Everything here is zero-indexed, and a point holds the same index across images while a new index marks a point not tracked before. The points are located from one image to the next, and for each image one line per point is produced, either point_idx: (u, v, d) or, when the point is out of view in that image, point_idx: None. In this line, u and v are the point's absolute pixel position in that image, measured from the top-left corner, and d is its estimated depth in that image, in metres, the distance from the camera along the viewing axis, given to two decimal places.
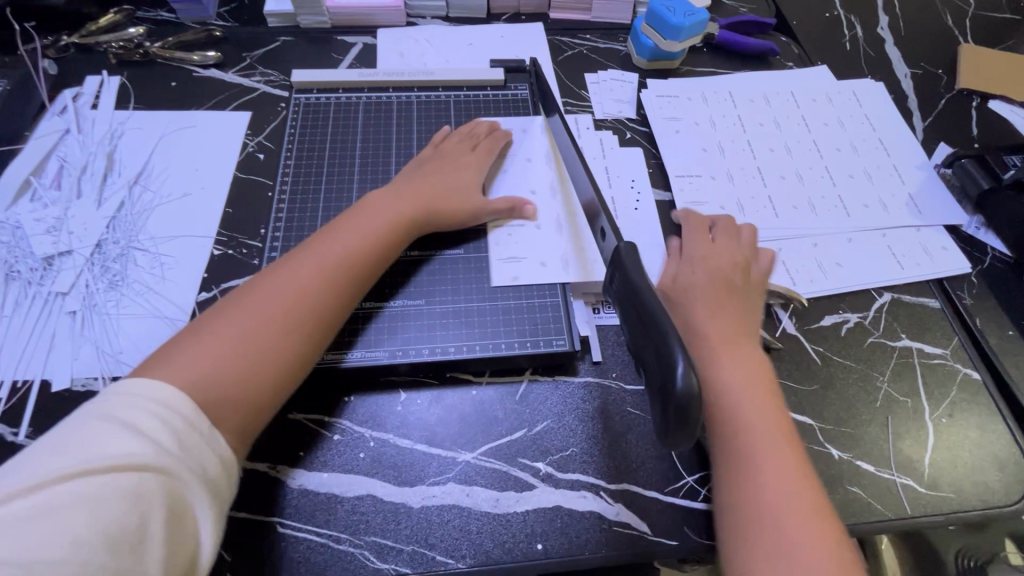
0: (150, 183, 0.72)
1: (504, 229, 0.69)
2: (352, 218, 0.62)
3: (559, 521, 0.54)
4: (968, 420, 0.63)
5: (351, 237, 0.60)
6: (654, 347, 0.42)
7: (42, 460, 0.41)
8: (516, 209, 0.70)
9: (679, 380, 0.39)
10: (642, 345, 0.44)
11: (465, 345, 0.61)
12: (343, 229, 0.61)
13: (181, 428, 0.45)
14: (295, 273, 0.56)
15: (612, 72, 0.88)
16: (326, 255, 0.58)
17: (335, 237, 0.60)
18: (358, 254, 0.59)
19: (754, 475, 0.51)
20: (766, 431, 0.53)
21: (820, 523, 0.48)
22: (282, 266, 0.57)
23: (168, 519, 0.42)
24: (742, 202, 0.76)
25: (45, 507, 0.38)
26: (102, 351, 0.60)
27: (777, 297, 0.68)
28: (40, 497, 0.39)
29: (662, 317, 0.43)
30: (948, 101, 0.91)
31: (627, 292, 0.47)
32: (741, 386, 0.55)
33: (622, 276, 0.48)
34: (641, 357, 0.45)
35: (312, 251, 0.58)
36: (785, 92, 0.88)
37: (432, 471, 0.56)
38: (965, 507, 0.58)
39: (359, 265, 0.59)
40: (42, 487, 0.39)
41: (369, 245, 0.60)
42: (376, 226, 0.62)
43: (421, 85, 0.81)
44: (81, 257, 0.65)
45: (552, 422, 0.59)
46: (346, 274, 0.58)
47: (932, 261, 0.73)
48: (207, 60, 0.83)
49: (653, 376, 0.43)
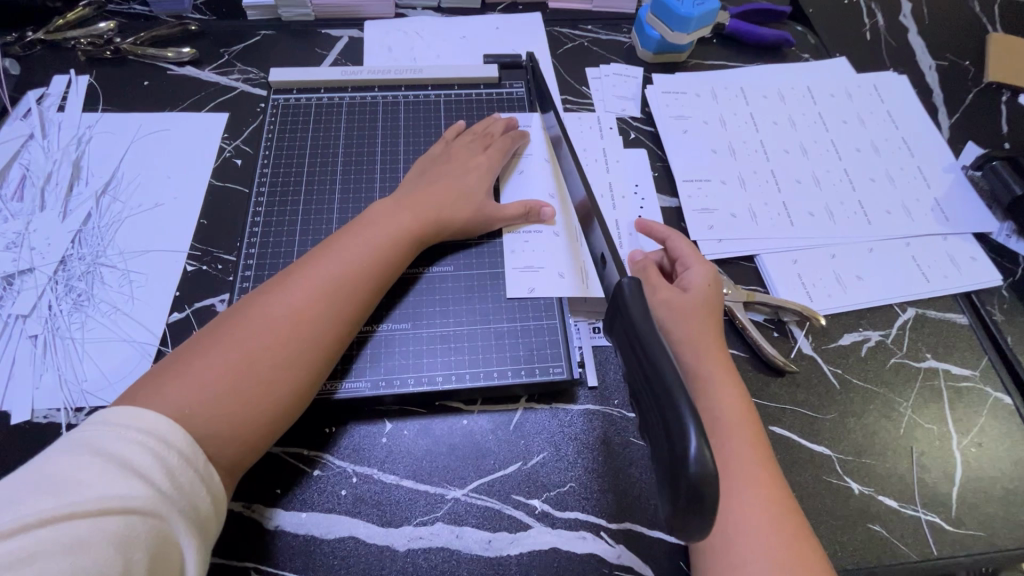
0: (119, 193, 0.67)
1: (520, 236, 0.65)
2: (356, 229, 0.57)
3: (557, 564, 0.50)
4: (998, 449, 0.59)
5: (357, 250, 0.55)
6: (660, 411, 0.35)
7: (15, 499, 0.35)
8: (531, 213, 0.65)
9: (690, 460, 0.32)
10: (648, 405, 0.38)
11: (454, 373, 0.57)
12: (347, 240, 0.56)
13: (175, 464, 0.40)
14: (295, 291, 0.51)
15: (615, 67, 0.82)
16: (330, 270, 0.53)
17: (339, 250, 0.55)
18: (364, 270, 0.54)
19: (729, 522, 0.47)
20: (747, 472, 0.49)
21: (796, 546, 0.46)
22: (281, 282, 0.52)
23: (156, 571, 0.36)
24: (754, 210, 0.70)
25: (20, 558, 0.32)
26: (64, 379, 0.56)
27: (792, 314, 0.63)
28: (13, 544, 0.33)
29: (669, 373, 0.36)
30: (976, 95, 0.85)
31: (630, 338, 0.40)
32: (727, 423, 0.51)
33: (623, 318, 0.42)
34: (647, 415, 0.38)
35: (315, 267, 0.53)
36: (801, 87, 0.82)
37: (419, 510, 0.52)
38: (995, 546, 0.54)
39: (364, 281, 0.54)
40: (16, 532, 0.33)
41: (375, 260, 0.55)
42: (383, 238, 0.57)
43: (409, 83, 0.76)
44: (43, 275, 0.61)
45: (548, 454, 0.55)
46: (351, 294, 0.53)
47: (960, 272, 0.68)
48: (182, 57, 0.78)
49: (658, 444, 0.36)
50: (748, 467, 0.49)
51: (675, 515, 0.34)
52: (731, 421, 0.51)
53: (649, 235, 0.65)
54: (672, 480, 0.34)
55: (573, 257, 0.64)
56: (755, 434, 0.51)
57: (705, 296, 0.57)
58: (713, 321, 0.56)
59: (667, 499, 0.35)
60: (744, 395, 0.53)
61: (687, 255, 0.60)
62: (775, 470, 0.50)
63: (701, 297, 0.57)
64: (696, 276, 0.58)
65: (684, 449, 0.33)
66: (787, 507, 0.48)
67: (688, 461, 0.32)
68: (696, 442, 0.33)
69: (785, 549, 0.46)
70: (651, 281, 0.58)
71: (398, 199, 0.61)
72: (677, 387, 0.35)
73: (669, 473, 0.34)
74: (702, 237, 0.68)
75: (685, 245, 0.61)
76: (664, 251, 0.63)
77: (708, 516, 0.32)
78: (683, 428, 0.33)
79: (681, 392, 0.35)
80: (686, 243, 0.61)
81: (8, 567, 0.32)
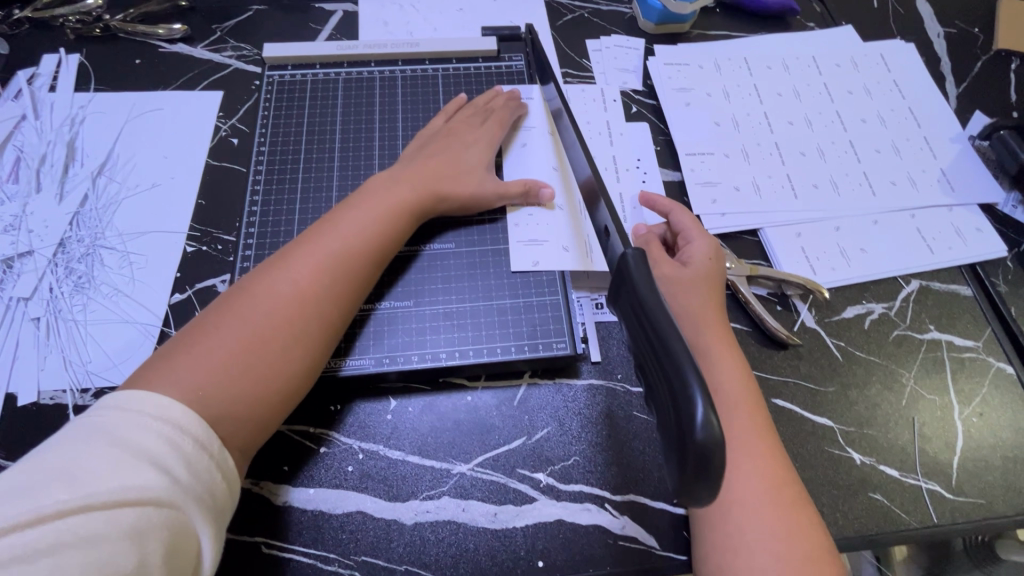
0: (115, 174, 0.66)
1: (523, 213, 0.64)
2: (354, 204, 0.56)
3: (562, 536, 0.51)
4: (1000, 418, 0.59)
5: (353, 226, 0.54)
6: (668, 381, 0.35)
7: (30, 488, 0.34)
8: (531, 192, 0.63)
9: (697, 425, 0.32)
10: (655, 375, 0.37)
11: (457, 350, 0.57)
12: (345, 215, 0.55)
13: (191, 450, 0.40)
14: (297, 268, 0.51)
15: (616, 38, 0.80)
16: (326, 248, 0.52)
17: (338, 226, 0.54)
18: (361, 246, 0.53)
19: (729, 495, 0.47)
20: (748, 446, 0.49)
21: (797, 516, 0.47)
22: (277, 262, 0.51)
23: (174, 559, 0.37)
24: (758, 182, 0.70)
25: (37, 550, 0.33)
26: (69, 361, 0.56)
27: (797, 288, 0.63)
28: (30, 534, 0.33)
29: (676, 345, 0.36)
30: (985, 64, 0.83)
31: (636, 310, 0.40)
32: (730, 396, 0.51)
33: (630, 291, 0.41)
34: (655, 390, 0.38)
35: (310, 245, 0.52)
36: (806, 57, 0.80)
37: (424, 485, 0.52)
38: (995, 513, 0.55)
39: (365, 255, 0.53)
40: (35, 523, 0.33)
41: (372, 236, 0.54)
42: (382, 212, 0.56)
43: (406, 57, 0.74)
44: (43, 258, 0.61)
45: (552, 429, 0.55)
46: (349, 271, 0.52)
47: (965, 243, 0.68)
48: (173, 34, 0.76)
49: (666, 417, 0.36)
50: (748, 441, 0.49)
51: (681, 484, 0.34)
52: (732, 395, 0.51)
53: (651, 208, 0.64)
54: (679, 447, 0.34)
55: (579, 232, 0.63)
56: (757, 409, 0.52)
57: (707, 271, 0.57)
58: (716, 297, 0.56)
59: (674, 469, 0.35)
60: (746, 370, 0.53)
61: (689, 228, 0.60)
62: (777, 442, 0.51)
63: (701, 273, 0.56)
64: (697, 250, 0.58)
65: (691, 415, 0.33)
66: (787, 481, 0.49)
67: (695, 427, 0.32)
68: (703, 408, 0.33)
69: (784, 522, 0.46)
70: (652, 256, 0.58)
71: (394, 172, 0.60)
72: (683, 357, 0.35)
73: (676, 442, 0.34)
74: (705, 211, 0.67)
75: (687, 219, 0.60)
76: (667, 225, 0.63)
77: (715, 485, 0.33)
78: (689, 395, 0.33)
79: (688, 362, 0.35)
80: (687, 216, 0.61)
81: (27, 557, 0.32)
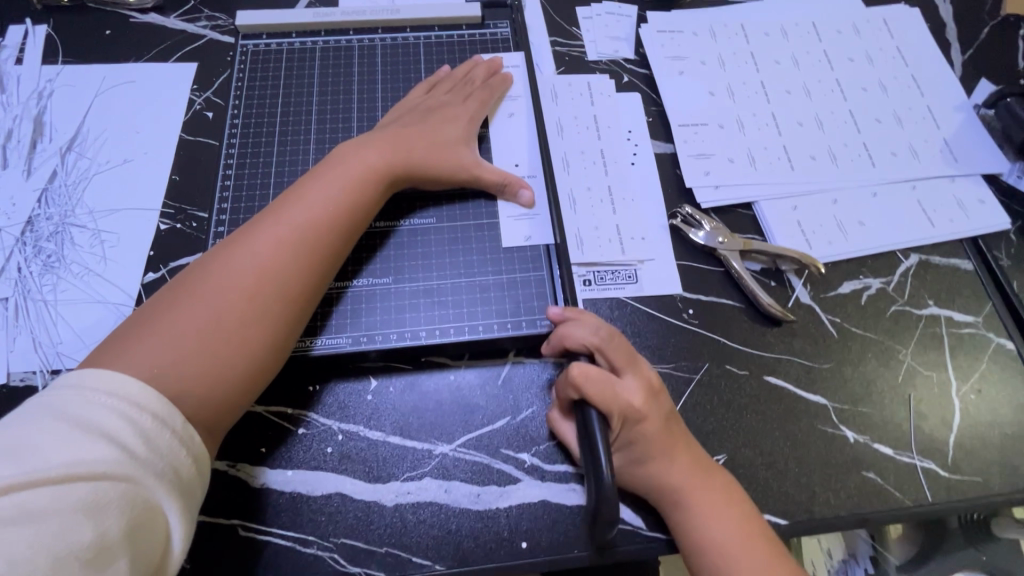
0: (85, 149, 0.64)
1: (506, 206, 0.61)
2: (317, 175, 0.54)
3: (546, 516, 0.50)
4: (998, 395, 0.57)
5: (317, 199, 0.52)
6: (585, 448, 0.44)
7: None
8: (511, 187, 0.60)
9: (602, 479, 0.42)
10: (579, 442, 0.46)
11: (438, 328, 0.55)
12: (308, 188, 0.53)
13: (150, 425, 0.39)
14: (256, 244, 0.49)
15: (607, 4, 0.76)
16: (289, 223, 0.50)
17: (298, 199, 0.52)
18: (327, 220, 0.51)
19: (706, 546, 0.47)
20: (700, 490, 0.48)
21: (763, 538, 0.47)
22: (237, 240, 0.49)
23: (137, 534, 0.36)
24: (753, 154, 0.67)
25: None
26: (40, 342, 0.54)
27: (790, 263, 0.61)
28: None
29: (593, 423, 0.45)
30: (993, 29, 0.80)
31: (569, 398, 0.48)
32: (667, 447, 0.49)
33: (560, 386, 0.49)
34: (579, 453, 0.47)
35: (273, 221, 0.50)
36: (806, 23, 0.77)
37: (405, 467, 0.51)
38: (990, 491, 0.54)
39: (331, 226, 0.52)
40: None
41: (339, 210, 0.52)
42: (347, 182, 0.54)
43: (386, 25, 0.71)
44: (11, 236, 0.59)
45: (537, 409, 0.53)
46: (315, 245, 0.50)
47: (966, 216, 0.65)
48: (145, 3, 0.72)
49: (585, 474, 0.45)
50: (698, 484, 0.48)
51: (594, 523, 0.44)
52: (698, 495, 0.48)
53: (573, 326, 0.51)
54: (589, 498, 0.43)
55: (580, 211, 0.62)
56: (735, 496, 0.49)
57: (664, 432, 0.49)
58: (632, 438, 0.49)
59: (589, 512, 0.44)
60: (716, 474, 0.50)
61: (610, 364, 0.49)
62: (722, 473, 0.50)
63: (643, 446, 0.48)
64: (640, 431, 0.48)
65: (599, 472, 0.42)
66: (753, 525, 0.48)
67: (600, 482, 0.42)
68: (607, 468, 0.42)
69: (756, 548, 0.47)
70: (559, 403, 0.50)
71: (362, 142, 0.57)
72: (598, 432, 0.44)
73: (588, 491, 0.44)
74: (698, 184, 0.65)
75: (638, 399, 0.48)
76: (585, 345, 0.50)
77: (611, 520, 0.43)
78: (599, 460, 0.42)
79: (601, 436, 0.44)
80: (639, 390, 0.49)
81: None
